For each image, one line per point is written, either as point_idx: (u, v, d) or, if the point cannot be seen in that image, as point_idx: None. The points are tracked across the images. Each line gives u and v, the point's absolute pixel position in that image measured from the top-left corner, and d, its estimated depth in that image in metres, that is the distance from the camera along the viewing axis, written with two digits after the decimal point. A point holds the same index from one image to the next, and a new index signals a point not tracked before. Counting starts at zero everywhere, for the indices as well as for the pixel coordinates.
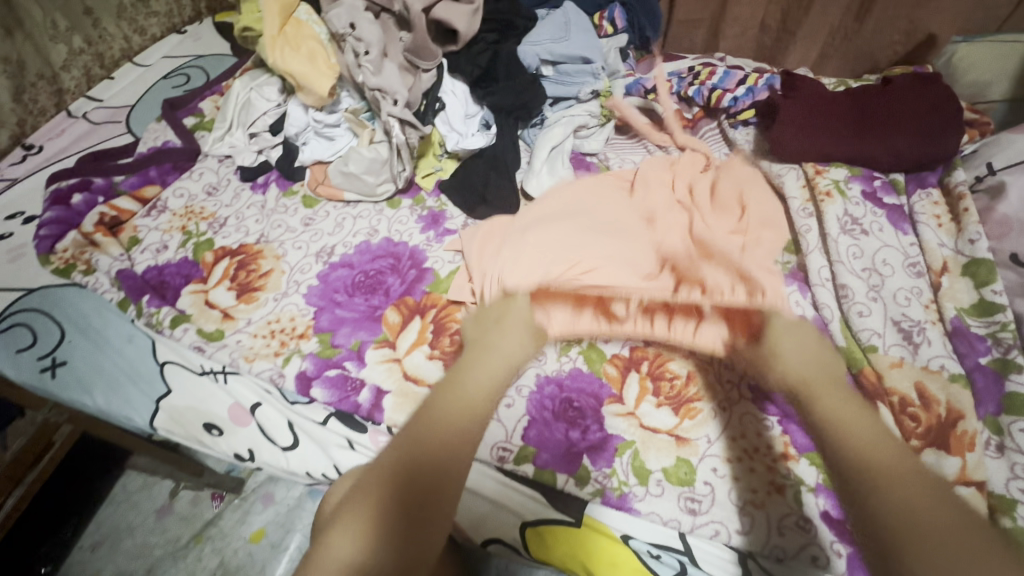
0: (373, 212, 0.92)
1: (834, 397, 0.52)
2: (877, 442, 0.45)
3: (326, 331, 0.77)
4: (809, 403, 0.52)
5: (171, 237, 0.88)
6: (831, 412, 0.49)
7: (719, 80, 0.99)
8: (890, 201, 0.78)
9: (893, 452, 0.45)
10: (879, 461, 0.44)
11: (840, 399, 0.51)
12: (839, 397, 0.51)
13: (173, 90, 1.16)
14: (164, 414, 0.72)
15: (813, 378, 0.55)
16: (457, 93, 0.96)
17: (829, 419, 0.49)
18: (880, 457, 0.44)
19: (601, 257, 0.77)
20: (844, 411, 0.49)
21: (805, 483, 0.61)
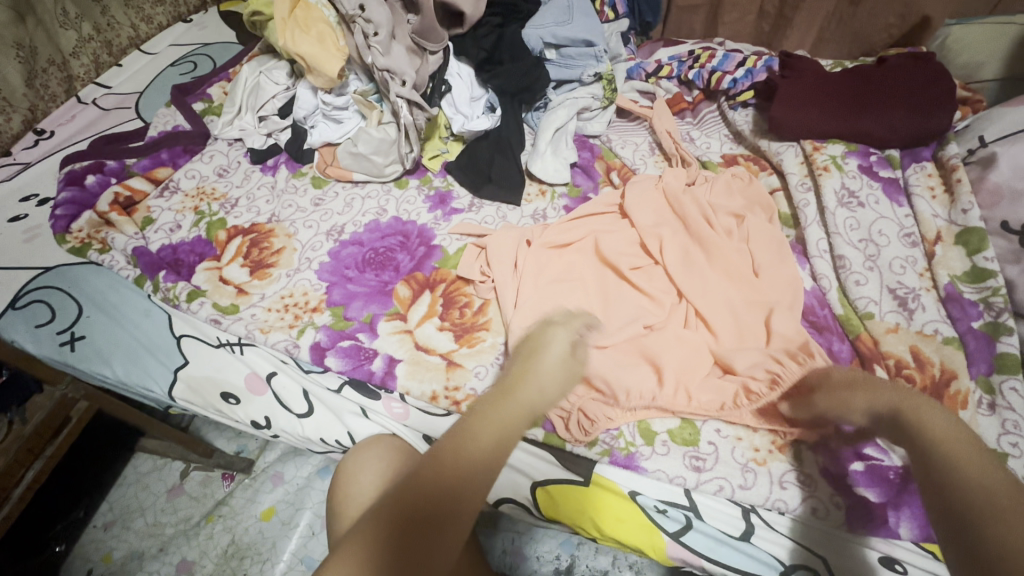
0: (381, 192, 0.95)
1: (939, 421, 0.49)
2: (962, 437, 0.47)
3: (338, 304, 0.79)
4: (909, 420, 0.50)
5: (184, 217, 0.90)
6: (929, 428, 0.48)
7: (718, 63, 1.02)
8: (886, 174, 0.80)
9: (1002, 477, 0.43)
10: (973, 496, 0.42)
11: (929, 410, 0.50)
12: (943, 421, 0.49)
13: (181, 77, 1.18)
14: (182, 384, 0.74)
15: (895, 399, 0.53)
16: (462, 75, 0.98)
17: (929, 440, 0.48)
18: (988, 478, 0.43)
19: (604, 283, 0.77)
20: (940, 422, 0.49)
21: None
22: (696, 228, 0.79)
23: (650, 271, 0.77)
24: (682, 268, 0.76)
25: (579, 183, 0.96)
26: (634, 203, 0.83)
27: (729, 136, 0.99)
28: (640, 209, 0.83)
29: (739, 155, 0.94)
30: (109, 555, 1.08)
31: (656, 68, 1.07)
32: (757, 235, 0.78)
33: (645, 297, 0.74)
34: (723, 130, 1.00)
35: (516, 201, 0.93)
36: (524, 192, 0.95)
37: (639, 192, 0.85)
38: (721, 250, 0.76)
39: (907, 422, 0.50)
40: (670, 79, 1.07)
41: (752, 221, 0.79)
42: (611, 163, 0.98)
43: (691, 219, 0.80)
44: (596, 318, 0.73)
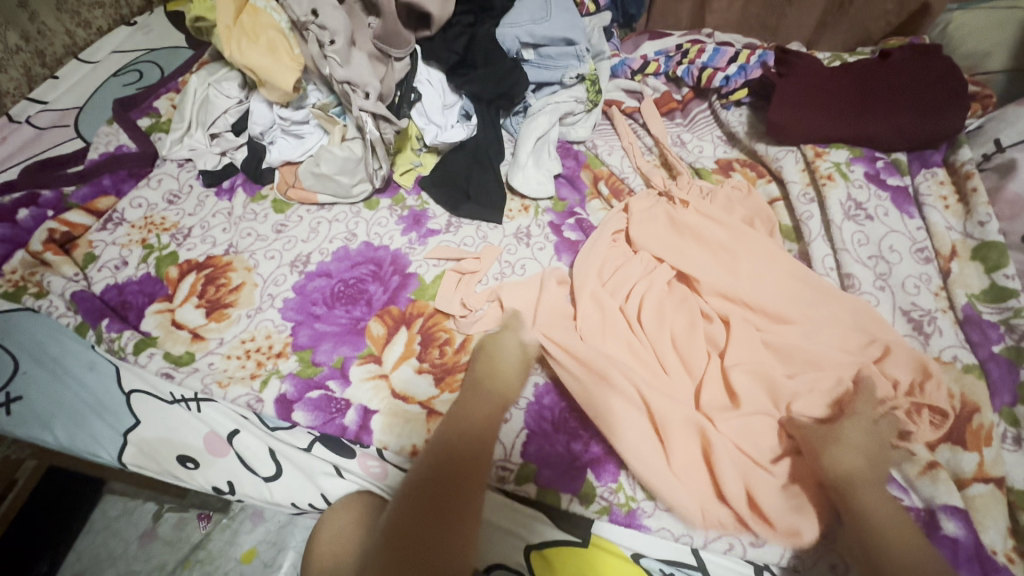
0: (350, 214, 0.87)
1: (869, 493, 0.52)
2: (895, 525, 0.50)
3: (306, 348, 0.72)
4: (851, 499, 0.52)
5: (131, 252, 0.81)
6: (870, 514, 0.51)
7: (709, 58, 0.96)
8: (894, 182, 0.74)
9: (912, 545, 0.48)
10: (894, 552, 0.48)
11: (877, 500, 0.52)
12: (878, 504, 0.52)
13: (125, 88, 1.08)
14: (133, 449, 0.67)
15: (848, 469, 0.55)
16: (433, 82, 0.90)
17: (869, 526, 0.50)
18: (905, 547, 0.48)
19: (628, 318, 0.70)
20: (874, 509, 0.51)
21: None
22: (702, 260, 0.73)
23: (657, 306, 0.70)
24: (689, 309, 0.70)
25: (565, 196, 0.89)
26: (639, 232, 0.77)
27: (722, 138, 0.93)
28: (649, 239, 0.76)
29: (734, 159, 0.88)
30: None
31: (641, 65, 1.00)
32: (769, 248, 0.72)
33: (664, 330, 0.68)
34: (715, 132, 0.94)
35: (498, 219, 0.85)
36: (505, 208, 0.87)
37: (647, 219, 0.78)
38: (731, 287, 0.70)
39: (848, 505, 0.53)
40: (657, 75, 1.00)
41: (766, 249, 0.72)
42: (598, 172, 0.91)
43: (698, 240, 0.75)
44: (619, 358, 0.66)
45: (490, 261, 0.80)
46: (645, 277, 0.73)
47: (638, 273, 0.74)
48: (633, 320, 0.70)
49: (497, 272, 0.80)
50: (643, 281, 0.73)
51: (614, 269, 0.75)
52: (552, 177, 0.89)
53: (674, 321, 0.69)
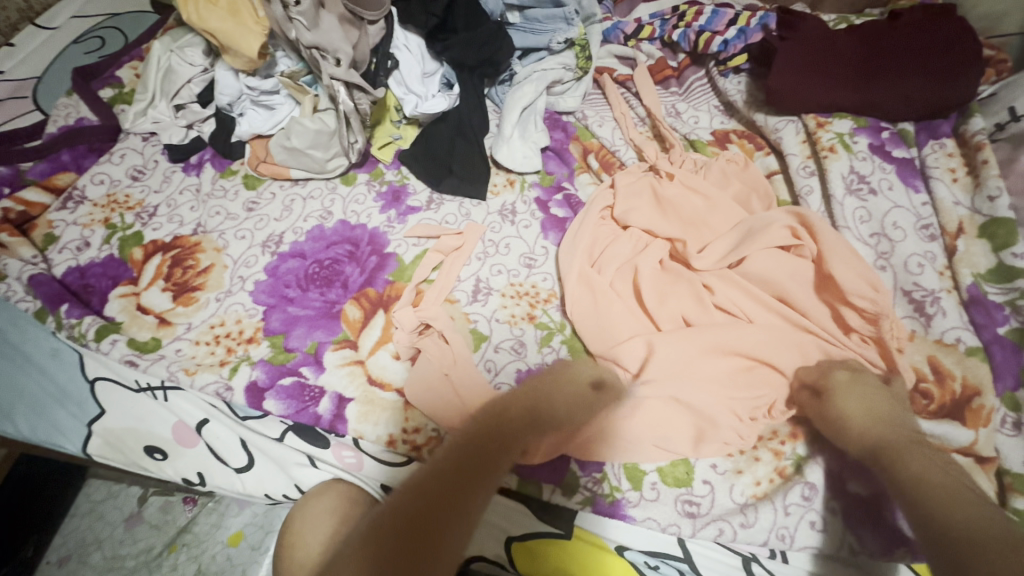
0: (325, 190, 0.82)
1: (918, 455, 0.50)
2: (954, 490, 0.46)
3: (278, 333, 0.68)
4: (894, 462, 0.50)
5: (92, 232, 0.77)
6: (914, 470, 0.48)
7: (706, 22, 0.89)
8: (900, 154, 0.70)
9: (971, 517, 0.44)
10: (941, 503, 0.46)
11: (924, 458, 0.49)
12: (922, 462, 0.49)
13: (86, 56, 1.01)
14: (98, 439, 0.64)
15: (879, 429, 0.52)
16: (412, 49, 0.84)
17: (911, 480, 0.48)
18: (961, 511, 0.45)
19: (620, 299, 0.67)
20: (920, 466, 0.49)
21: (802, 455, 0.57)
22: (694, 234, 0.70)
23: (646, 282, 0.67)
24: (679, 281, 0.67)
25: (552, 170, 0.84)
26: (627, 207, 0.73)
27: (719, 107, 0.88)
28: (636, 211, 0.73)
29: (731, 130, 0.83)
30: None
31: (636, 29, 0.94)
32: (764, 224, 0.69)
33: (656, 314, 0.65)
34: (711, 101, 0.89)
35: (480, 195, 0.81)
36: (489, 183, 0.83)
37: (634, 190, 0.75)
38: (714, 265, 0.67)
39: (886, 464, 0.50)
40: (652, 40, 0.94)
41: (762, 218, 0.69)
42: (588, 144, 0.87)
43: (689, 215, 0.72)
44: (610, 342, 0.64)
45: (474, 242, 0.76)
46: (634, 253, 0.71)
47: (626, 247, 0.71)
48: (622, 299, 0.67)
49: (481, 251, 0.76)
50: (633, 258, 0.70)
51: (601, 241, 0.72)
52: (539, 150, 0.84)
53: (660, 294, 0.66)
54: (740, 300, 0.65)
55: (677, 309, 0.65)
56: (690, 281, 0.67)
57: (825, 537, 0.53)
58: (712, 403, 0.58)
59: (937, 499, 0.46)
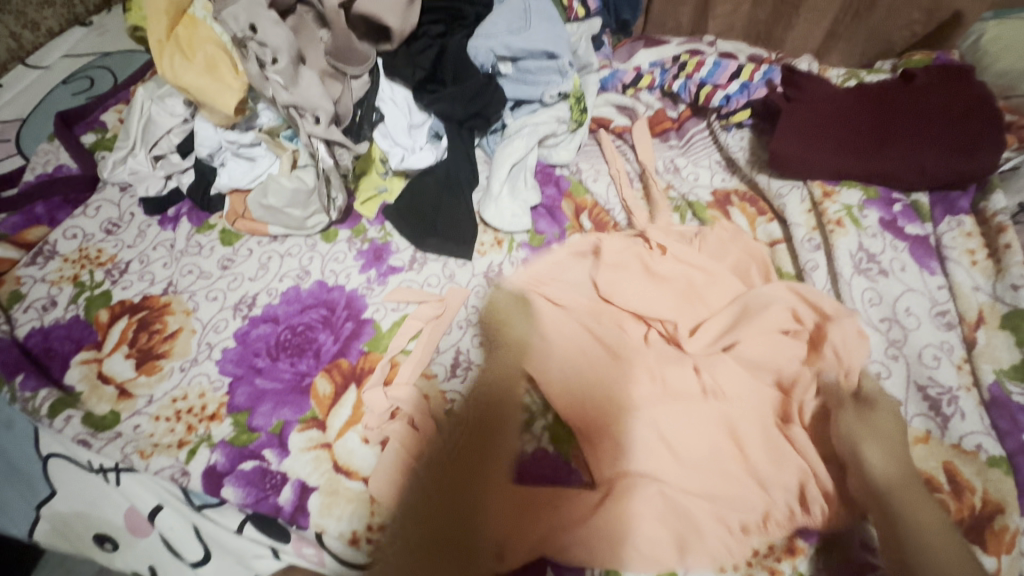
0: (304, 247, 0.79)
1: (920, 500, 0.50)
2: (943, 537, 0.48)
3: (242, 410, 0.64)
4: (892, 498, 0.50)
5: (60, 291, 0.74)
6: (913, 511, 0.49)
7: (708, 73, 0.86)
8: (913, 231, 0.65)
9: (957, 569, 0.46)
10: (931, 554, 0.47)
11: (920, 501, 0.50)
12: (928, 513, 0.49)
13: (73, 98, 0.99)
14: (45, 525, 0.61)
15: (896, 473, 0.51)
16: (398, 101, 0.81)
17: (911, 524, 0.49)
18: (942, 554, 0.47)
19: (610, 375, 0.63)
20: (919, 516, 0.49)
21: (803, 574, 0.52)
22: (688, 310, 0.66)
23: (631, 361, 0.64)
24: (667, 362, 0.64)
25: (541, 228, 0.80)
26: (620, 277, 0.68)
27: (721, 162, 0.83)
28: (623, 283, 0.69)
29: (732, 190, 0.79)
30: None
31: (634, 78, 0.91)
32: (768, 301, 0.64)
33: (647, 396, 0.61)
34: (713, 155, 0.84)
35: (466, 255, 0.77)
36: (476, 242, 0.79)
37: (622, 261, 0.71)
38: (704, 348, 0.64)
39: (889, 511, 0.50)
40: (652, 90, 0.91)
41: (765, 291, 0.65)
42: (581, 202, 0.82)
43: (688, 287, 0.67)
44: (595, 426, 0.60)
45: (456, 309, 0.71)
46: (624, 330, 0.67)
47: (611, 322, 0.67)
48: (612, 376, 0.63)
49: (463, 319, 0.71)
50: (618, 334, 0.66)
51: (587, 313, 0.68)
52: (529, 208, 0.80)
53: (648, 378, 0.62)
54: (736, 388, 0.61)
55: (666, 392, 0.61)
56: (678, 363, 0.63)
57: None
58: (697, 507, 0.54)
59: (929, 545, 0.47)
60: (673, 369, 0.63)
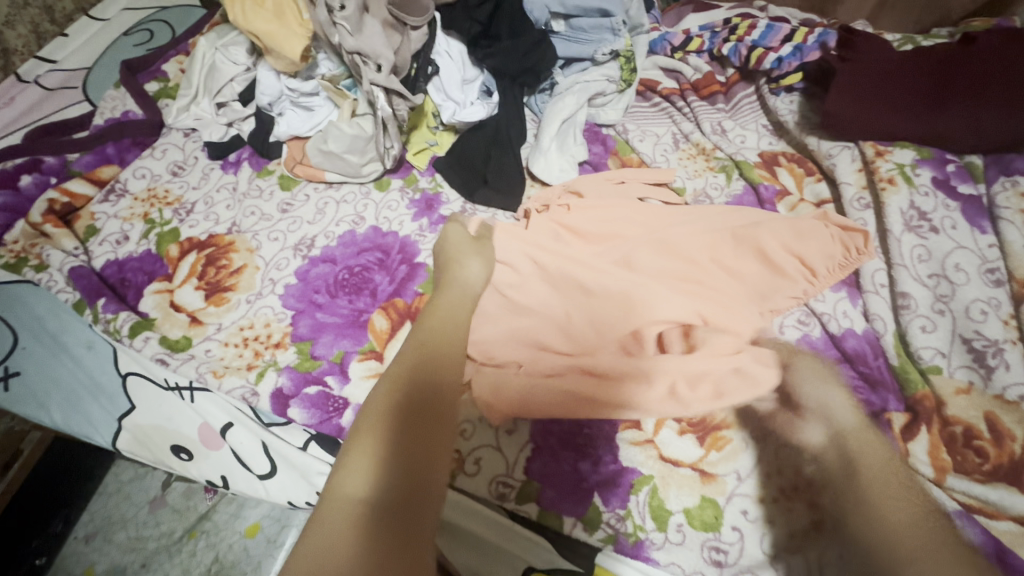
0: (358, 195, 0.82)
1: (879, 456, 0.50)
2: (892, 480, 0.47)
3: (305, 339, 0.68)
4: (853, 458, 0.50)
5: (132, 226, 0.78)
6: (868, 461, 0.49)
7: (761, 36, 0.85)
8: (966, 190, 0.66)
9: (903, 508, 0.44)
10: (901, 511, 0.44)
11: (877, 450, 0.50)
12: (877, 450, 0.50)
13: (134, 49, 1.03)
14: (127, 435, 0.65)
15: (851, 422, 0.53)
16: (453, 54, 0.83)
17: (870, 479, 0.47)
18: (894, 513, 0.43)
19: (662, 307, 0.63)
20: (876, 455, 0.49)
21: None
22: (727, 259, 0.67)
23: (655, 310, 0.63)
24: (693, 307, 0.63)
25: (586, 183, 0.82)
26: (672, 233, 0.70)
27: (768, 126, 0.83)
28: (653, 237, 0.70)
29: (780, 152, 0.79)
30: (91, 568, 1.04)
31: (683, 41, 0.92)
32: (819, 255, 0.65)
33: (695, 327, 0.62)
34: (761, 119, 0.85)
35: (514, 208, 0.80)
36: (524, 195, 0.81)
37: (657, 217, 0.73)
38: (731, 298, 0.64)
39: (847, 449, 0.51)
40: (700, 53, 0.91)
41: (811, 239, 0.65)
42: (627, 160, 0.83)
43: (742, 235, 0.67)
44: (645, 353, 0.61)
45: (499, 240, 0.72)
46: (650, 278, 0.66)
47: (635, 272, 0.67)
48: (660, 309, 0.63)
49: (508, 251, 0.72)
50: (647, 282, 0.66)
51: (614, 261, 0.69)
52: (577, 164, 0.82)
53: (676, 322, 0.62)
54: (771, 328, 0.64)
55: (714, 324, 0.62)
56: (724, 302, 0.63)
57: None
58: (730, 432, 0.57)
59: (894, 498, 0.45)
60: (729, 315, 0.62)
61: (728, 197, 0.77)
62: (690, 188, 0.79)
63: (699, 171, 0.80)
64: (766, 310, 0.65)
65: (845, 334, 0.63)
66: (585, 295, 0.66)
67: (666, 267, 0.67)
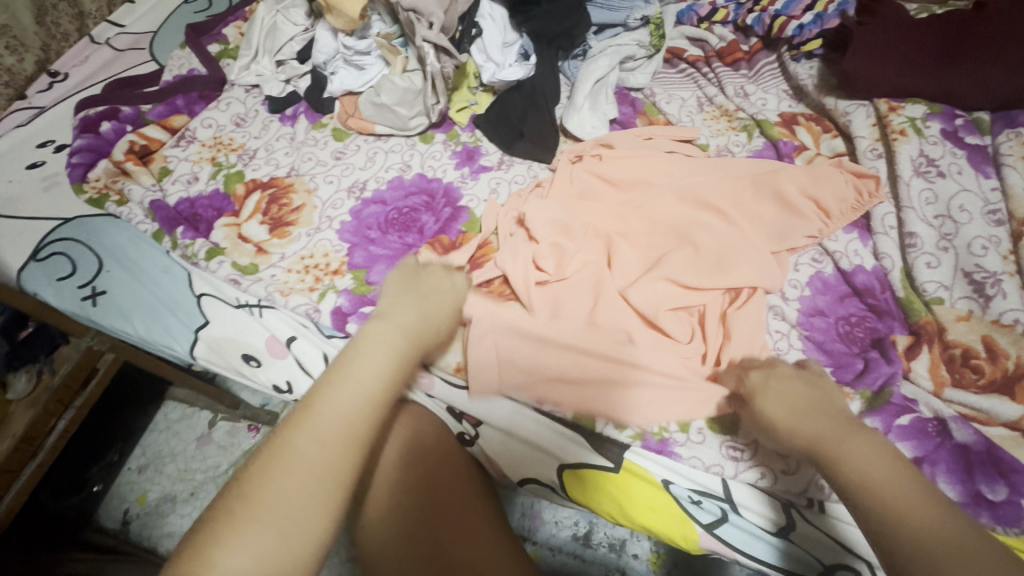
0: (405, 146, 0.88)
1: (861, 449, 0.48)
2: (891, 478, 0.45)
3: (360, 267, 0.75)
4: (832, 459, 0.49)
5: (201, 168, 0.86)
6: (851, 463, 0.47)
7: (783, 6, 0.91)
8: (973, 141, 0.72)
9: (927, 515, 0.42)
10: (920, 526, 0.42)
11: (859, 449, 0.48)
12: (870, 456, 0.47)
13: (195, 15, 1.11)
14: (203, 344, 0.73)
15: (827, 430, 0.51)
16: (495, 18, 0.90)
17: (859, 482, 0.46)
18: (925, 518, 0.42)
19: (677, 247, 0.71)
20: (859, 458, 0.47)
21: None
22: (748, 204, 0.73)
23: (673, 261, 0.69)
24: (705, 257, 0.69)
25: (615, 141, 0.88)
26: (700, 179, 0.75)
27: (788, 91, 0.89)
28: (682, 185, 0.75)
29: (799, 113, 0.85)
30: (145, 496, 1.06)
31: (710, 12, 0.97)
32: (831, 197, 0.71)
33: (711, 259, 0.69)
34: (781, 85, 0.90)
35: (549, 159, 0.86)
36: (558, 150, 0.87)
37: (683, 167, 0.79)
38: (745, 240, 0.70)
39: (823, 460, 0.49)
40: (725, 24, 0.96)
41: (823, 183, 0.72)
42: (654, 120, 0.89)
43: (760, 180, 0.73)
44: (666, 281, 0.68)
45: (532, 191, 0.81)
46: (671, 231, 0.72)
47: (655, 221, 0.73)
48: (676, 247, 0.71)
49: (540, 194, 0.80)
50: (663, 233, 0.72)
51: (639, 206, 0.75)
52: (608, 121, 0.88)
53: (689, 271, 0.68)
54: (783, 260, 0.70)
55: (726, 256, 0.69)
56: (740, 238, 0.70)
57: (788, 482, 0.56)
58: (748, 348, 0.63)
59: (912, 517, 0.42)
60: (751, 249, 0.69)
61: (749, 153, 0.82)
62: (713, 144, 0.85)
63: (722, 130, 0.86)
64: (784, 249, 0.70)
65: (856, 269, 0.68)
66: (611, 233, 0.73)
67: (687, 216, 0.73)
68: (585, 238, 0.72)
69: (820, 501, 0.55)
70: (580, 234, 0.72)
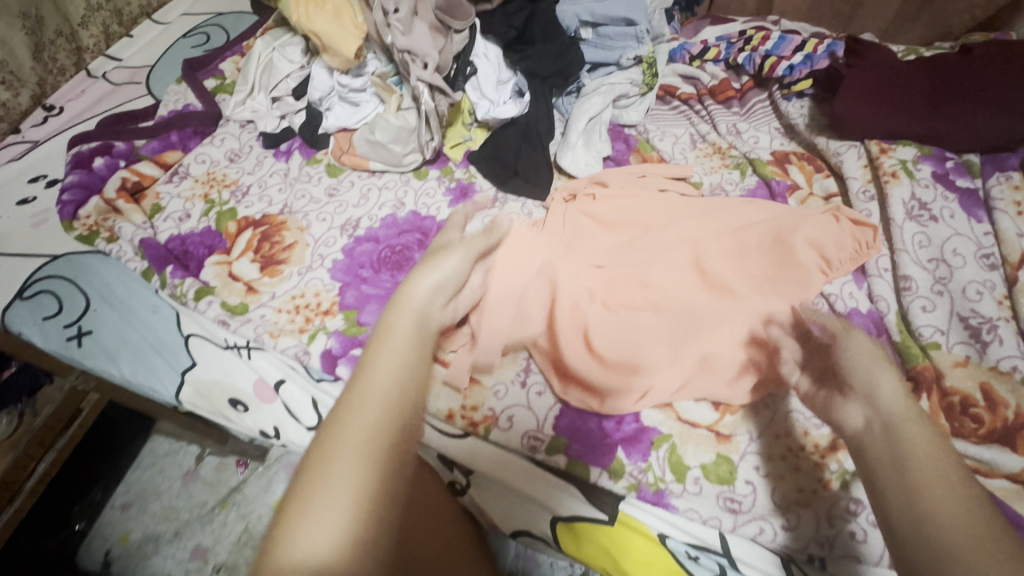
0: (399, 182, 0.88)
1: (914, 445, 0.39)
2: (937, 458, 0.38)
3: (351, 308, 0.74)
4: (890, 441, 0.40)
5: (193, 205, 0.86)
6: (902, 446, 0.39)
7: (773, 46, 0.93)
8: (963, 184, 0.73)
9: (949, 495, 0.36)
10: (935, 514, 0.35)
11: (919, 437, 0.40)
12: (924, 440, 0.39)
13: (193, 50, 1.11)
14: (189, 388, 0.72)
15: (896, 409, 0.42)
16: (490, 57, 0.91)
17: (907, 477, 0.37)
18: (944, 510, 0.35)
19: (674, 288, 0.71)
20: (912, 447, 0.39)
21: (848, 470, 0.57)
22: (745, 250, 0.71)
23: (676, 317, 0.68)
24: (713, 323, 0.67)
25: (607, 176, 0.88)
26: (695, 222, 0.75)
27: (780, 129, 0.90)
28: (686, 238, 0.74)
29: (791, 151, 0.85)
30: (127, 536, 1.02)
31: (702, 50, 0.98)
32: (829, 241, 0.70)
33: (707, 301, 0.69)
34: (773, 123, 0.91)
35: (541, 198, 0.85)
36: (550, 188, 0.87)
37: (678, 209, 0.78)
38: (742, 282, 0.69)
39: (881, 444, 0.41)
40: (717, 61, 0.97)
41: (820, 225, 0.71)
42: (648, 156, 0.89)
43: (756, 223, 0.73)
44: (664, 324, 0.67)
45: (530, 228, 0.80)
46: (679, 290, 0.70)
47: (654, 264, 0.73)
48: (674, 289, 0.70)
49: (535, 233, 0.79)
50: (659, 274, 0.71)
51: (634, 247, 0.75)
52: (601, 159, 0.88)
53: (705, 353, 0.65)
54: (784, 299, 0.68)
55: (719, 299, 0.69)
56: (733, 279, 0.70)
57: (790, 537, 0.55)
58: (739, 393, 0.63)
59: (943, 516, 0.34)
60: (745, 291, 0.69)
61: (742, 191, 0.83)
62: (706, 181, 0.85)
63: (715, 168, 0.86)
64: (787, 289, 0.69)
65: (851, 312, 0.68)
66: (609, 274, 0.73)
67: (683, 259, 0.72)
68: (585, 279, 0.72)
69: (821, 559, 0.54)
70: (579, 276, 0.73)
